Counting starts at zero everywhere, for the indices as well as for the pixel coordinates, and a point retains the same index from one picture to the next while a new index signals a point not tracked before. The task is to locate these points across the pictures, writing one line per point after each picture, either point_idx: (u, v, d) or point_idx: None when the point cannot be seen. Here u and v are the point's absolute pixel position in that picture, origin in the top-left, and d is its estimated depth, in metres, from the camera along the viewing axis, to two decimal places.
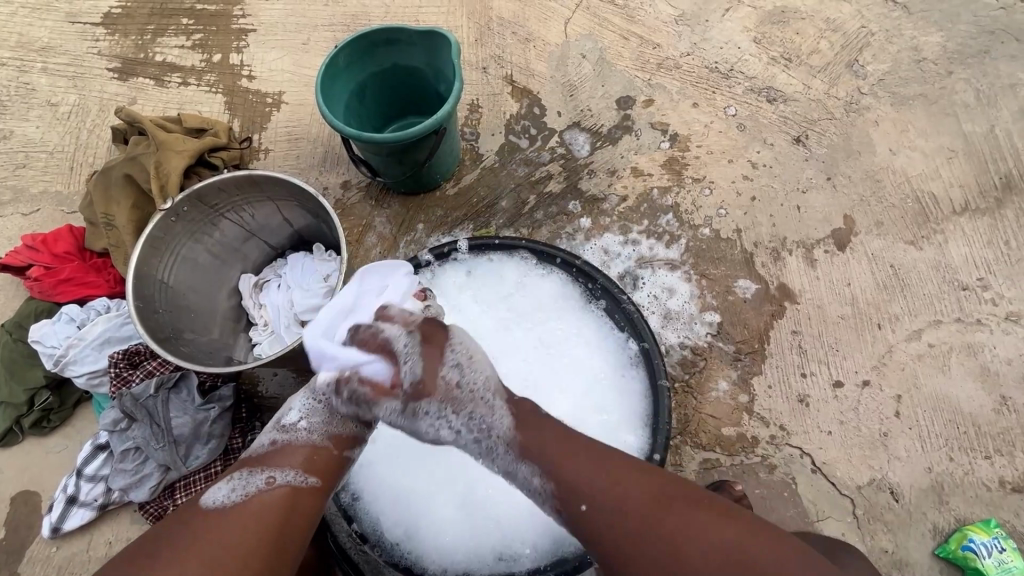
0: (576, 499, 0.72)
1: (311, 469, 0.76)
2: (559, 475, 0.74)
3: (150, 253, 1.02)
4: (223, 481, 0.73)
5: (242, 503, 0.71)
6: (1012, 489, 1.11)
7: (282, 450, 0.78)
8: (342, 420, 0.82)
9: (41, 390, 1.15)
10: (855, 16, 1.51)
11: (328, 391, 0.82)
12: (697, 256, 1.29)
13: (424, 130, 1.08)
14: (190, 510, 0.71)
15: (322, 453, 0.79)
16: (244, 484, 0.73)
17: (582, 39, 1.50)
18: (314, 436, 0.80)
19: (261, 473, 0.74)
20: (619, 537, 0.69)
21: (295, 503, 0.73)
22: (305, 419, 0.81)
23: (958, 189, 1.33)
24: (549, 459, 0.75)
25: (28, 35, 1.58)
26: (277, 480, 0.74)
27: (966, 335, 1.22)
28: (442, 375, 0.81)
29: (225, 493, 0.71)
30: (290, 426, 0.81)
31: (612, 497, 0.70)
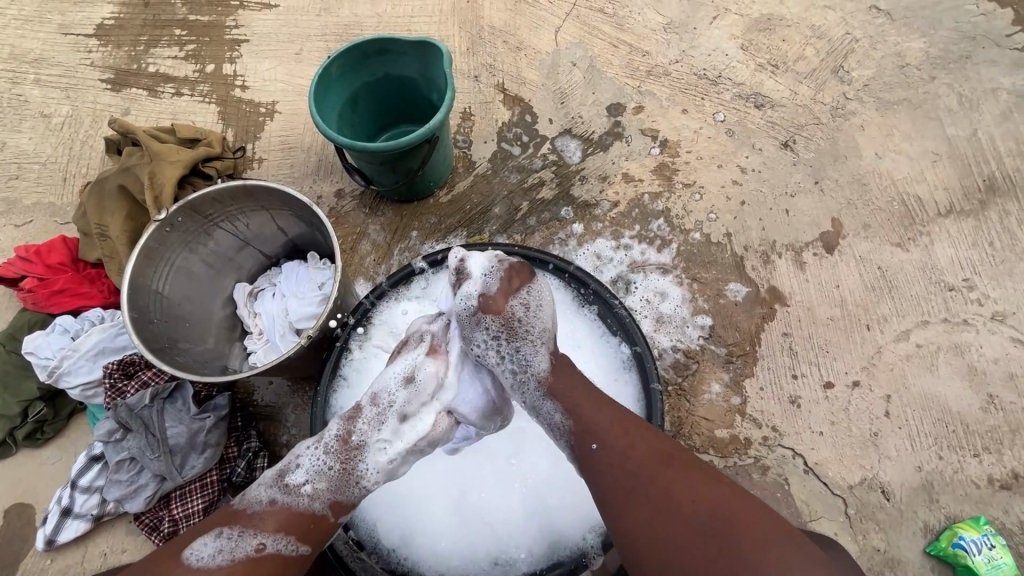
0: (589, 438, 0.81)
1: (303, 538, 0.79)
2: (579, 417, 0.83)
3: (145, 263, 1.02)
4: (212, 534, 0.76)
5: (227, 566, 0.73)
6: (1000, 486, 1.13)
7: (276, 512, 0.79)
8: (344, 489, 0.84)
9: (35, 402, 1.14)
10: (840, 23, 1.54)
11: (340, 456, 0.85)
12: (688, 260, 1.31)
13: (417, 138, 1.09)
14: (176, 560, 0.73)
15: (316, 520, 0.81)
16: (233, 546, 0.75)
17: (572, 47, 1.52)
18: (314, 505, 0.82)
19: (252, 537, 0.76)
20: (618, 474, 0.76)
21: (280, 573, 0.75)
22: (309, 484, 0.82)
23: (943, 191, 1.36)
24: (574, 402, 0.85)
25: (21, 47, 1.58)
26: (267, 548, 0.76)
27: (953, 335, 1.24)
28: (512, 306, 0.93)
29: (212, 554, 0.73)
30: (293, 488, 0.82)
31: (618, 443, 0.78)
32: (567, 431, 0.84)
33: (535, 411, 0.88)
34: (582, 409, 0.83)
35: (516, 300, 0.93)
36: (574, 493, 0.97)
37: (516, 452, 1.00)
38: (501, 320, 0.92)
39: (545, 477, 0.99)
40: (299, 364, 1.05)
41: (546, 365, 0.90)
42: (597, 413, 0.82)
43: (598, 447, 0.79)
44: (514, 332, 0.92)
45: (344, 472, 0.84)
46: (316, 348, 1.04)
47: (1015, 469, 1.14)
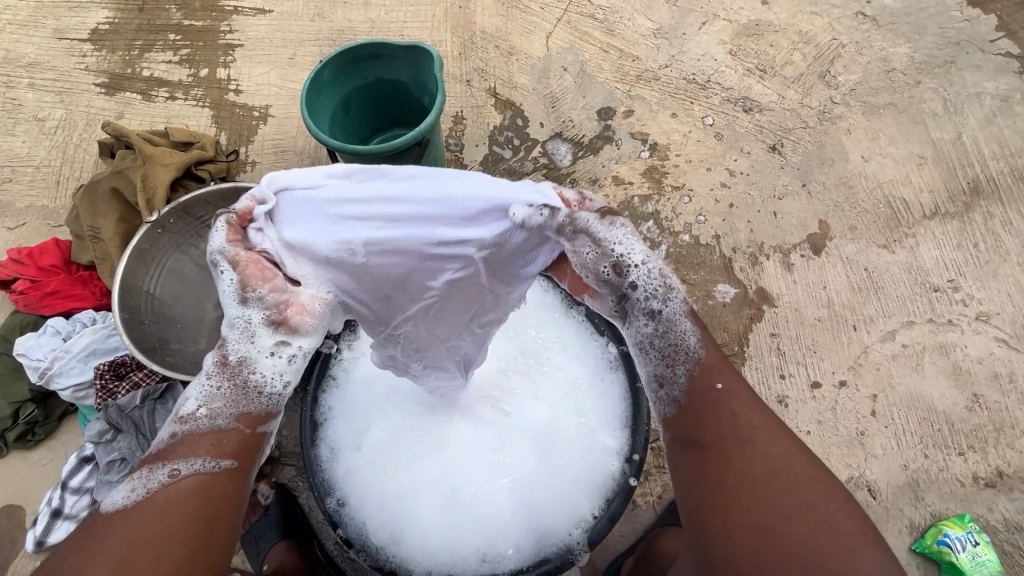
0: (719, 416, 0.67)
1: (223, 450, 0.64)
2: (712, 399, 0.68)
3: (137, 265, 1.04)
4: (122, 482, 0.62)
5: (146, 500, 0.60)
6: (985, 484, 1.14)
7: (180, 442, 0.63)
8: (245, 399, 0.66)
9: (26, 404, 1.15)
10: (827, 29, 1.57)
11: (223, 370, 0.66)
12: (677, 262, 1.32)
13: (408, 141, 1.10)
14: (91, 515, 0.61)
15: (231, 434, 0.65)
16: (145, 482, 0.61)
17: (563, 52, 1.54)
18: (219, 419, 0.65)
19: (163, 468, 0.62)
20: (745, 467, 0.63)
21: (207, 495, 0.61)
22: (204, 405, 0.65)
23: (928, 194, 1.38)
24: (716, 385, 0.69)
25: (16, 51, 1.59)
26: (183, 472, 0.62)
27: (938, 335, 1.25)
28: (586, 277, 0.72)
29: (123, 494, 0.60)
30: (187, 414, 0.65)
31: (760, 442, 0.64)
32: (676, 397, 0.70)
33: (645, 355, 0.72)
34: (726, 390, 0.68)
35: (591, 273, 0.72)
36: (561, 490, 0.98)
37: (505, 450, 1.02)
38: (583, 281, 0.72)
39: (533, 474, 1.00)
40: None
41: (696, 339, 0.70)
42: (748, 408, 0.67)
43: (730, 429, 0.66)
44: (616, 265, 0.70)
45: (235, 377, 0.66)
46: None
47: (999, 467, 1.15)
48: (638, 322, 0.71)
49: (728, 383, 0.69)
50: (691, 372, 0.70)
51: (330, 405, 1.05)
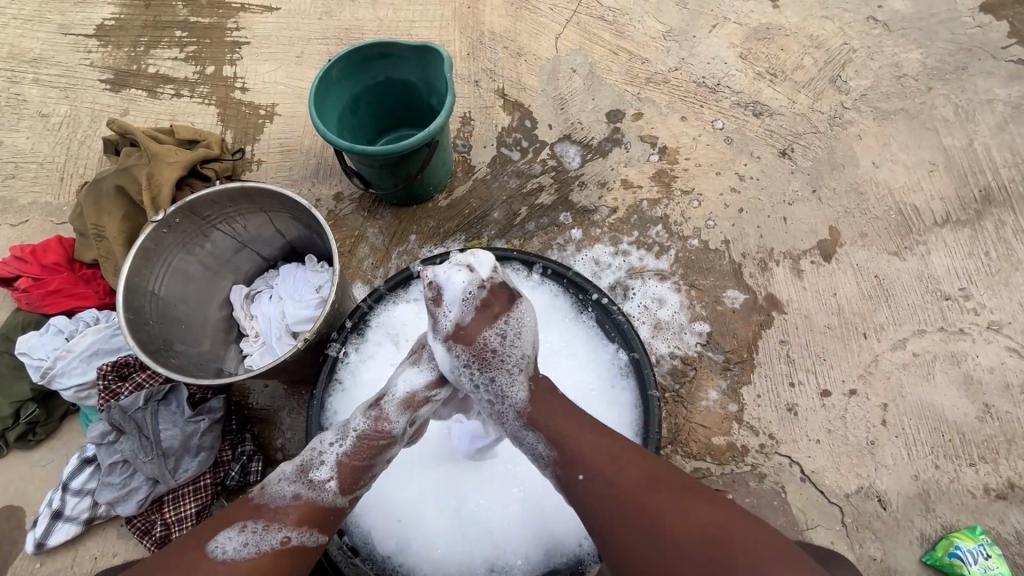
0: (577, 468, 0.75)
1: (322, 529, 0.77)
2: (566, 447, 0.77)
3: (142, 264, 1.01)
4: (237, 529, 0.71)
5: (255, 562, 0.70)
6: (996, 496, 1.13)
7: (300, 507, 0.76)
8: (358, 480, 0.81)
9: (27, 403, 1.13)
10: (838, 33, 1.55)
11: (353, 448, 0.81)
12: (686, 266, 1.31)
13: (417, 142, 1.09)
14: (197, 553, 0.69)
15: (337, 513, 0.78)
16: (259, 539, 0.72)
17: (572, 53, 1.52)
18: (337, 499, 0.79)
19: (278, 531, 0.73)
20: (609, 500, 0.71)
21: (300, 566, 0.73)
22: (334, 479, 0.78)
23: (939, 201, 1.36)
24: (557, 429, 0.79)
25: (20, 46, 1.58)
26: (292, 541, 0.73)
27: (949, 344, 1.24)
28: (484, 335, 0.86)
29: (237, 546, 0.70)
30: (317, 483, 0.78)
31: (606, 465, 0.74)
32: (553, 462, 0.79)
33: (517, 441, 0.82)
34: (564, 433, 0.78)
35: (492, 329, 0.86)
36: None
37: (515, 458, 1.00)
38: (471, 352, 0.85)
39: (543, 482, 0.98)
40: (295, 367, 1.04)
41: (525, 394, 0.84)
42: (584, 435, 0.78)
43: (585, 479, 0.74)
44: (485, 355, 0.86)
45: (359, 468, 0.80)
46: (312, 350, 1.03)
47: (1011, 479, 1.14)
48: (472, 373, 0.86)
49: (560, 422, 0.80)
50: (547, 439, 0.80)
51: (335, 409, 1.03)
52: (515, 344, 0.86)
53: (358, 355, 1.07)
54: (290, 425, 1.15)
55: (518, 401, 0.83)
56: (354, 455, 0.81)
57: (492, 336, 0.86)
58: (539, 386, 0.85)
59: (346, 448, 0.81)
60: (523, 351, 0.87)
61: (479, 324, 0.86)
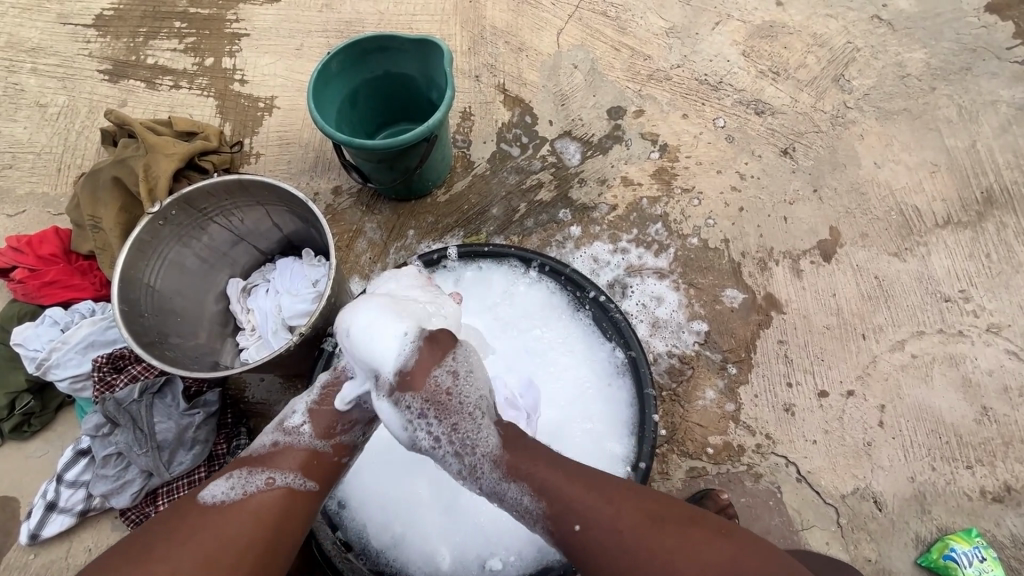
0: (570, 519, 0.72)
1: (309, 473, 0.79)
2: (553, 498, 0.73)
3: (138, 256, 1.00)
4: (223, 476, 0.76)
5: (240, 501, 0.73)
6: (992, 498, 1.13)
7: (281, 452, 0.80)
8: (341, 429, 0.84)
9: (23, 394, 1.13)
10: (841, 32, 1.54)
11: (323, 405, 0.85)
12: (685, 265, 1.30)
13: (416, 137, 1.08)
14: (188, 502, 0.73)
15: (323, 457, 0.81)
16: (244, 483, 0.75)
17: (574, 49, 1.51)
18: (316, 442, 0.81)
19: (262, 474, 0.76)
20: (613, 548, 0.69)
21: (290, 505, 0.75)
22: (308, 423, 0.82)
23: (941, 202, 1.36)
24: (535, 472, 0.75)
25: (18, 36, 1.57)
26: (276, 481, 0.76)
27: (948, 346, 1.24)
28: (433, 375, 0.81)
29: (224, 490, 0.73)
30: (293, 429, 0.82)
31: (603, 514, 0.71)
32: (539, 515, 0.74)
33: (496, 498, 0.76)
34: (546, 476, 0.75)
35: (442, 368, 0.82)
36: None
37: None
38: (423, 398, 0.80)
39: None
40: (290, 362, 1.04)
41: (496, 440, 0.80)
42: (567, 488, 0.73)
43: (581, 528, 0.71)
44: (444, 406, 0.80)
45: (333, 408, 0.84)
46: (308, 345, 1.03)
47: (1007, 481, 1.14)
48: (432, 424, 0.80)
49: (540, 472, 0.75)
50: (532, 488, 0.75)
51: None
52: (469, 383, 0.83)
53: None
54: None
55: (490, 448, 0.79)
56: (327, 399, 0.85)
57: (443, 377, 0.82)
58: (508, 430, 0.81)
59: (315, 397, 0.85)
60: (479, 392, 0.83)
61: (426, 365, 0.81)
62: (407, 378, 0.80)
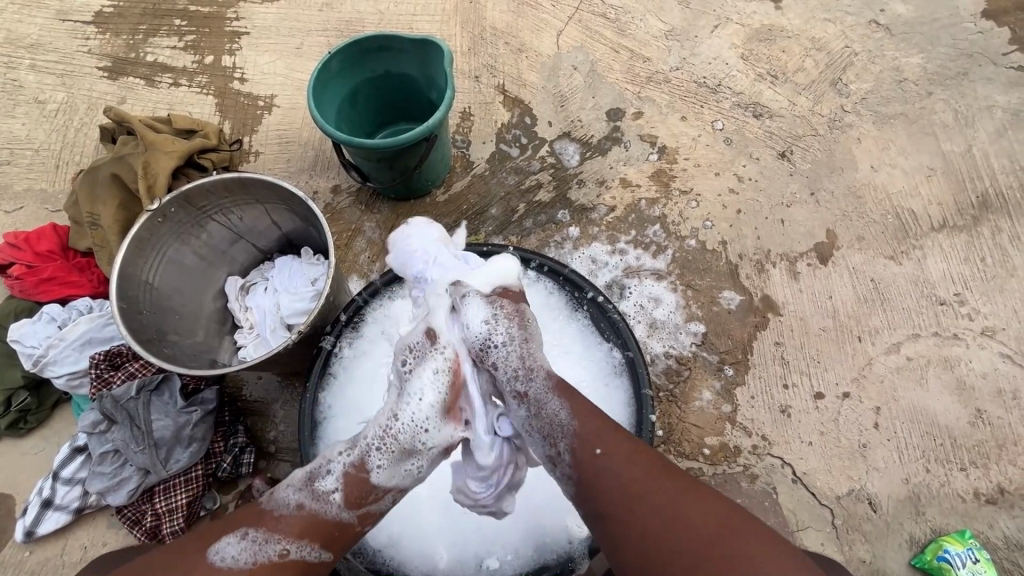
0: (595, 444, 0.75)
1: (327, 543, 0.75)
2: (585, 424, 0.77)
3: (136, 253, 1.00)
4: (236, 534, 0.72)
5: (253, 570, 0.70)
6: (986, 500, 1.14)
7: (306, 520, 0.74)
8: (368, 501, 0.78)
9: (19, 391, 1.13)
10: (839, 36, 1.55)
11: (348, 476, 0.77)
12: (683, 266, 1.31)
13: (415, 136, 1.08)
14: (199, 557, 0.70)
15: (343, 530, 0.76)
16: (257, 549, 0.71)
17: (573, 51, 1.52)
18: (343, 513, 0.76)
19: (276, 542, 0.73)
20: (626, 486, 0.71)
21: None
22: (340, 491, 0.76)
23: (937, 206, 1.37)
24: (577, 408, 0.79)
25: (17, 32, 1.56)
26: (290, 554, 0.72)
27: (943, 349, 1.24)
28: (524, 297, 0.92)
29: (235, 555, 0.70)
30: (323, 494, 0.76)
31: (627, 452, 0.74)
32: (569, 434, 0.77)
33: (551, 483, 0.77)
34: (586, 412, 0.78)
35: (499, 335, 0.88)
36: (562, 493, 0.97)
37: None
38: (511, 305, 0.89)
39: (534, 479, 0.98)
40: (290, 359, 1.04)
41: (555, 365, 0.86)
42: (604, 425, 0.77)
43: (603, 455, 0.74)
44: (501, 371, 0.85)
45: (365, 478, 0.78)
46: (306, 343, 1.03)
47: (1001, 483, 1.15)
48: (505, 330, 0.86)
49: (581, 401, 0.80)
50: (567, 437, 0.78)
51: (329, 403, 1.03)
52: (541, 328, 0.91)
53: (352, 348, 1.06)
54: (283, 418, 1.15)
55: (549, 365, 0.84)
56: (365, 463, 0.78)
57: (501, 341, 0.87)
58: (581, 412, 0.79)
59: (353, 459, 0.78)
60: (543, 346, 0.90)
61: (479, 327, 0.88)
62: (506, 292, 0.91)
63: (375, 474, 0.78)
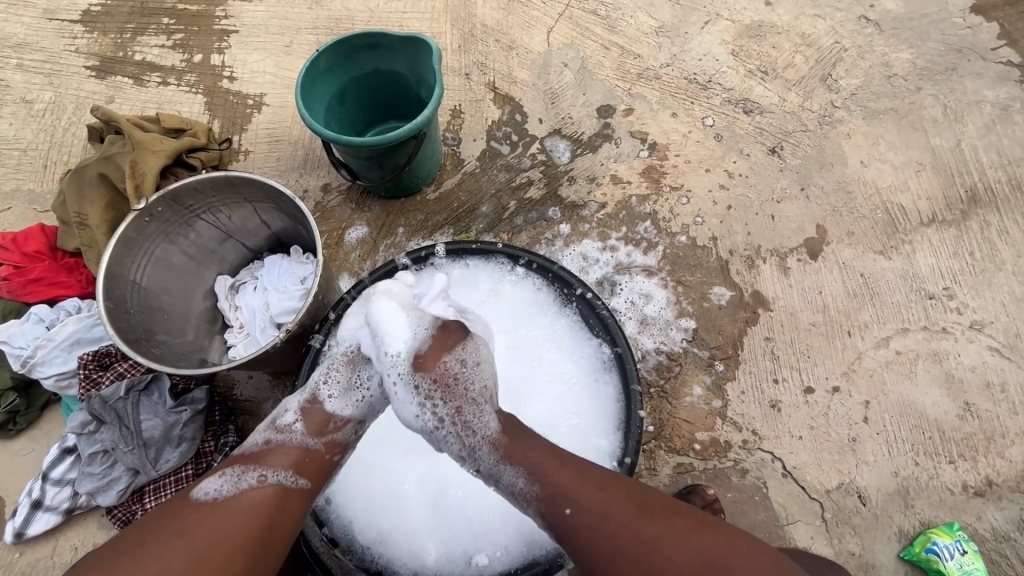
0: (562, 503, 0.74)
1: (303, 470, 0.78)
2: (547, 482, 0.76)
3: (123, 252, 1.00)
4: (218, 475, 0.75)
5: (234, 496, 0.73)
6: (974, 493, 1.14)
7: (274, 451, 0.78)
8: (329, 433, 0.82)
9: (7, 392, 1.12)
10: (829, 32, 1.56)
11: (307, 411, 0.83)
12: (673, 263, 1.31)
13: (404, 134, 1.08)
14: (182, 501, 0.73)
15: (313, 454, 0.80)
16: (237, 479, 0.74)
17: (564, 48, 1.52)
18: (308, 439, 0.81)
19: (254, 471, 0.76)
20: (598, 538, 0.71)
21: (280, 506, 0.74)
22: (300, 420, 0.82)
23: (926, 201, 1.37)
24: (538, 465, 0.78)
25: (4, 31, 1.55)
26: (268, 478, 0.75)
27: (932, 342, 1.25)
28: (444, 361, 0.87)
29: (216, 486, 0.73)
30: (285, 426, 0.81)
31: (590, 501, 0.73)
32: (536, 463, 0.78)
33: (493, 480, 0.80)
34: (548, 466, 0.78)
35: (450, 356, 0.88)
36: None
37: None
38: (433, 379, 0.86)
39: None
40: (278, 358, 1.04)
41: (495, 425, 0.84)
42: (569, 478, 0.76)
43: (573, 513, 0.73)
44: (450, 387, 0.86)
45: (322, 407, 0.84)
46: (295, 341, 1.02)
47: (989, 476, 1.16)
48: (437, 406, 0.86)
49: (538, 458, 0.79)
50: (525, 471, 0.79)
51: None
52: (475, 371, 0.89)
53: None
54: None
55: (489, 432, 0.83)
56: (317, 398, 0.85)
57: (452, 361, 0.88)
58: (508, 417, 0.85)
59: (307, 395, 0.85)
60: (484, 379, 0.89)
61: (438, 351, 0.88)
62: (422, 358, 0.86)
63: (329, 402, 0.85)
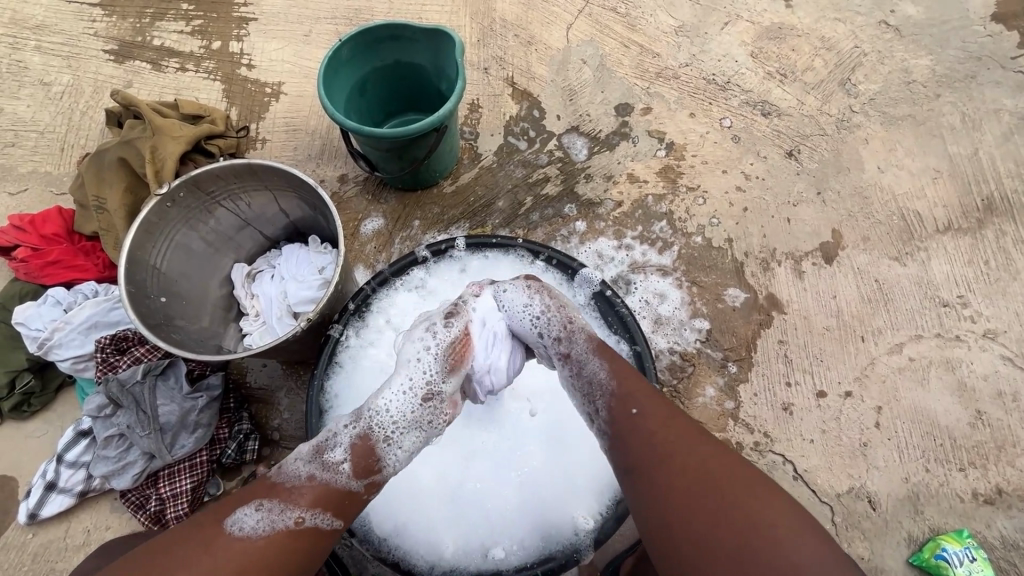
0: (602, 464, 0.75)
1: (339, 512, 0.74)
2: None
3: (145, 237, 1.00)
4: (252, 504, 0.71)
5: (269, 536, 0.69)
6: (984, 501, 1.15)
7: (315, 487, 0.74)
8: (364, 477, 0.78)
9: (23, 372, 1.12)
10: (849, 36, 1.55)
11: (353, 447, 0.78)
12: (689, 263, 1.31)
13: (425, 127, 1.07)
14: (214, 523, 0.69)
15: (351, 498, 0.76)
16: (273, 517, 0.70)
17: (583, 44, 1.51)
18: (351, 480, 0.76)
19: (292, 511, 0.71)
20: (638, 499, 0.71)
21: (315, 547, 0.72)
22: (346, 461, 0.77)
23: (942, 208, 1.37)
24: (582, 428, 0.79)
25: (22, 12, 1.55)
26: (305, 521, 0.71)
27: (945, 350, 1.25)
28: (501, 325, 0.90)
29: (253, 522, 0.69)
30: (331, 464, 0.76)
31: (636, 470, 0.73)
32: None
33: None
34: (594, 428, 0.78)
35: (504, 321, 0.91)
36: (569, 485, 0.98)
37: (512, 450, 1.01)
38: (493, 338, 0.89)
39: (543, 470, 0.99)
40: (296, 347, 1.04)
41: (558, 402, 0.84)
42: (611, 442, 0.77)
43: (611, 475, 0.74)
44: (506, 347, 0.89)
45: (373, 446, 0.79)
46: (313, 331, 1.03)
47: (999, 484, 1.16)
48: (495, 363, 0.88)
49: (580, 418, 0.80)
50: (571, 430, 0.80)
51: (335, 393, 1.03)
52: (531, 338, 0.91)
53: (359, 338, 1.06)
54: (287, 406, 1.15)
55: (551, 405, 0.83)
56: (369, 436, 0.79)
57: (507, 327, 0.90)
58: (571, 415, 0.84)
59: (358, 430, 0.79)
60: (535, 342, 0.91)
61: (495, 316, 0.90)
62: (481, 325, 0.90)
63: (380, 445, 0.79)
